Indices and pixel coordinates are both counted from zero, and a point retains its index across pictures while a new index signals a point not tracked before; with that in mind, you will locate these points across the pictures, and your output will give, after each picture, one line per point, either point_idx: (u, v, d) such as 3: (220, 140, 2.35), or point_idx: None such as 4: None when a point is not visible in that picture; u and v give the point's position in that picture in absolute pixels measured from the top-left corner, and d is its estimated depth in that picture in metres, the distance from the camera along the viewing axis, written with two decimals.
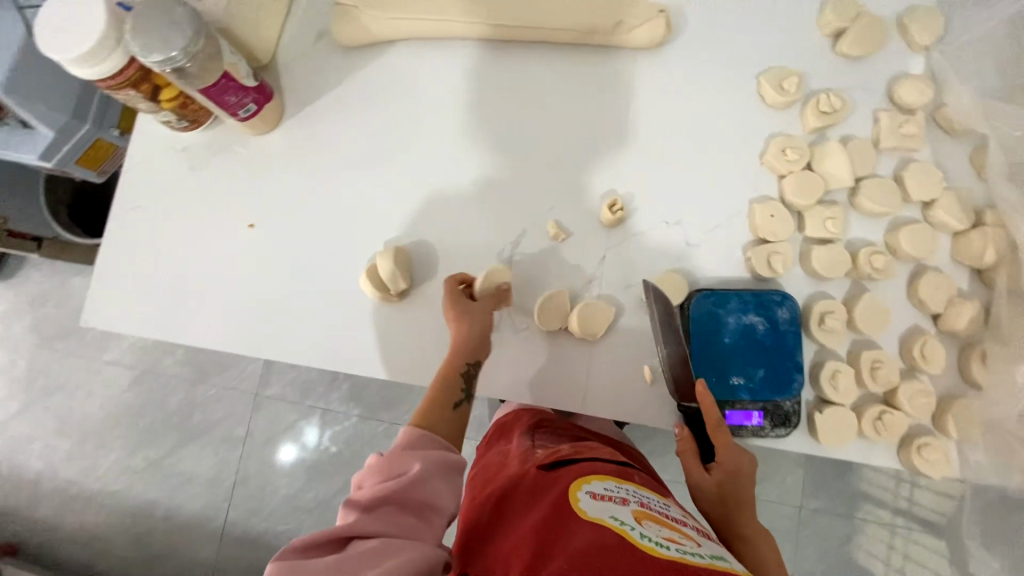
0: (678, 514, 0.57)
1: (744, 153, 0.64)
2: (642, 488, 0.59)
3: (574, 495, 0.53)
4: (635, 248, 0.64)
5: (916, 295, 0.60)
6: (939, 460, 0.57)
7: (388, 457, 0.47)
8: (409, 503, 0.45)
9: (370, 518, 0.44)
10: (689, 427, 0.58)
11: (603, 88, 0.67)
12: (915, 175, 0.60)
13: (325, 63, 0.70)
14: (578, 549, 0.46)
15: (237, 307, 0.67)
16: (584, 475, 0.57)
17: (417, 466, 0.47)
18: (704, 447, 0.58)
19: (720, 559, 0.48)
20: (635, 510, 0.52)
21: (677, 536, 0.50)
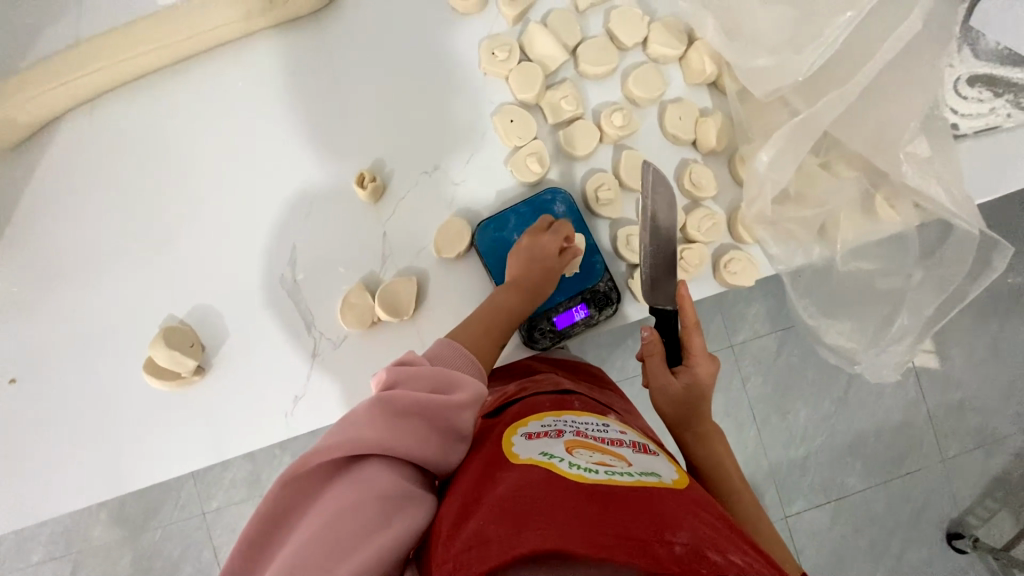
0: (614, 436, 0.51)
1: (463, 72, 0.62)
2: (581, 415, 0.54)
3: (509, 440, 0.49)
4: (408, 212, 0.62)
5: (668, 132, 0.61)
6: (744, 269, 0.60)
7: (436, 372, 0.46)
8: (437, 429, 0.44)
9: (391, 433, 0.41)
10: (660, 331, 0.57)
11: (304, 69, 0.62)
12: (619, 23, 0.60)
13: (1, 174, 0.61)
14: (501, 497, 0.41)
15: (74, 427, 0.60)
16: (522, 419, 0.53)
17: (462, 395, 0.45)
18: (671, 351, 0.58)
19: (650, 475, 0.45)
20: (568, 441, 0.48)
21: (609, 460, 0.46)
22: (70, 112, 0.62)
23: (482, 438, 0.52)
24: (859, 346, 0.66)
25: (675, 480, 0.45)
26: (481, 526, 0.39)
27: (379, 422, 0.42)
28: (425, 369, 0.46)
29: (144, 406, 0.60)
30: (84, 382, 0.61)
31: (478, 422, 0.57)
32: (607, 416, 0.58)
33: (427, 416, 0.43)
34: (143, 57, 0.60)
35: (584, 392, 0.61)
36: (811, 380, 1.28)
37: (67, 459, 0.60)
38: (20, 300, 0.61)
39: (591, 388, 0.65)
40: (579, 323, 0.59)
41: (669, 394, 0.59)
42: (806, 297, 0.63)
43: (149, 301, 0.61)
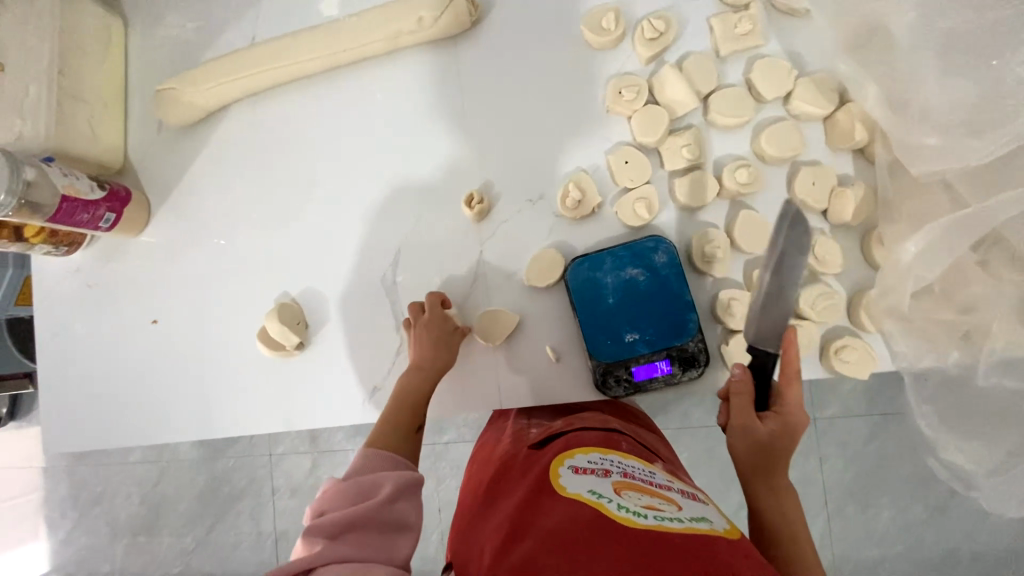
0: (662, 480, 0.51)
1: (586, 107, 0.62)
2: (629, 457, 0.54)
3: (556, 471, 0.51)
4: (506, 237, 0.63)
5: (796, 197, 0.56)
6: (857, 359, 0.54)
7: (360, 480, 0.50)
8: (373, 529, 0.47)
9: (335, 545, 0.45)
10: (754, 374, 0.53)
11: (436, 87, 0.66)
12: (763, 74, 0.57)
13: (173, 148, 0.71)
14: (551, 526, 0.44)
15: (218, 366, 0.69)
16: (569, 449, 0.55)
17: (385, 489, 0.49)
18: (759, 393, 0.54)
19: (700, 521, 0.44)
20: (616, 481, 0.48)
21: (658, 504, 0.46)
22: (237, 102, 0.71)
23: (530, 464, 0.55)
24: (986, 472, 0.57)
25: (727, 529, 0.44)
26: (531, 551, 0.42)
27: (317, 543, 0.45)
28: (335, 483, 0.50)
29: (251, 367, 0.68)
30: (208, 335, 0.70)
31: (524, 450, 0.59)
32: (655, 463, 0.57)
33: (346, 523, 0.46)
34: (303, 60, 0.66)
35: (631, 434, 0.61)
36: (904, 477, 1.13)
37: (201, 393, 0.69)
38: (173, 259, 0.72)
39: (640, 431, 0.64)
40: (659, 378, 0.57)
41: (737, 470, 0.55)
42: (929, 404, 0.56)
43: (270, 277, 0.69)
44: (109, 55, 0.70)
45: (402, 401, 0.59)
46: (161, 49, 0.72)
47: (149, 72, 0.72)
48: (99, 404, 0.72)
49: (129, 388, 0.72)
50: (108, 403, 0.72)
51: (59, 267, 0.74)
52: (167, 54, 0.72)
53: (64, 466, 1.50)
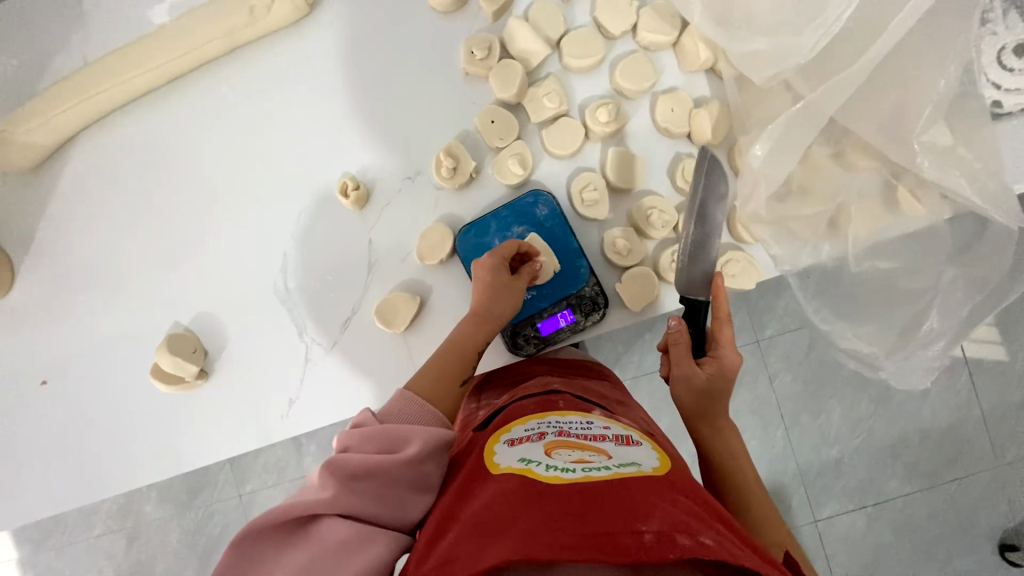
0: (598, 429, 0.49)
1: (445, 74, 0.60)
2: (567, 415, 0.51)
3: (491, 450, 0.47)
4: (393, 220, 0.61)
5: (660, 126, 0.57)
6: (740, 271, 0.56)
7: (383, 428, 0.46)
8: (398, 487, 0.44)
9: (347, 493, 0.42)
10: (688, 321, 0.54)
11: (290, 79, 0.62)
12: (606, 11, 0.57)
13: (25, 194, 0.66)
14: (473, 513, 0.39)
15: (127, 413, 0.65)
16: (506, 423, 0.51)
17: (414, 448, 0.45)
18: (695, 340, 0.55)
19: (629, 464, 0.43)
20: (548, 444, 0.45)
21: (589, 456, 0.43)
22: (86, 131, 0.66)
23: (467, 450, 0.51)
24: (880, 351, 0.61)
25: (655, 468, 0.43)
26: (452, 544, 0.37)
27: (329, 487, 0.42)
28: (370, 429, 0.46)
29: (159, 407, 0.64)
30: (109, 383, 0.65)
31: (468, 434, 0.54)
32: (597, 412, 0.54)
33: (378, 476, 0.43)
34: (144, 75, 0.62)
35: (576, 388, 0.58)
36: (845, 378, 1.19)
37: (110, 444, 0.65)
38: (53, 312, 0.66)
39: (590, 382, 0.61)
40: (564, 329, 0.58)
41: (709, 401, 0.54)
42: (815, 299, 0.59)
43: (160, 310, 0.65)
44: None
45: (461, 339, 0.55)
46: None
47: None
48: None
49: (27, 460, 0.66)
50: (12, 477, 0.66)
51: None
52: None
53: (23, 556, 1.41)
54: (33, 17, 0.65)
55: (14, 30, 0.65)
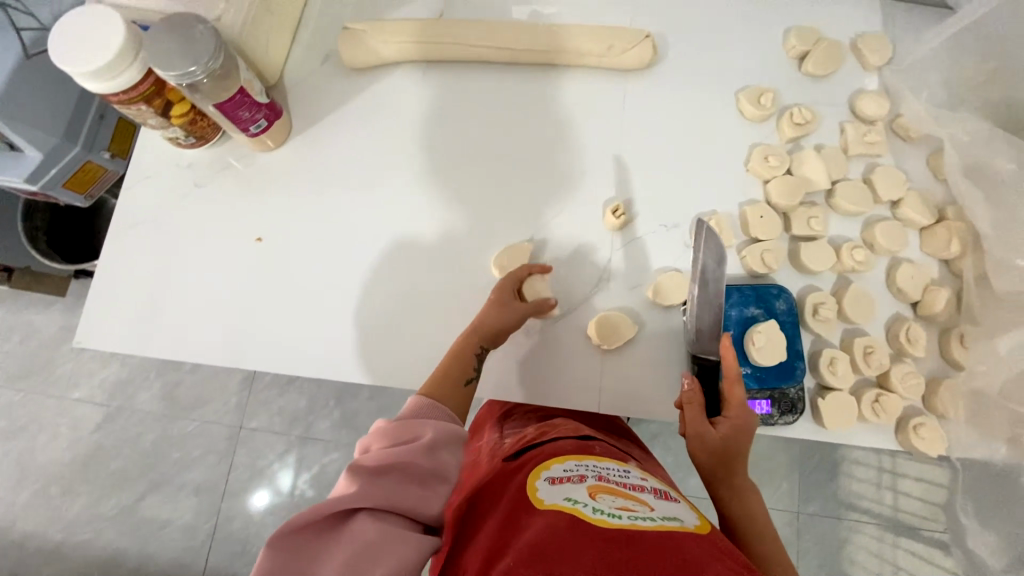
0: (634, 479, 0.52)
1: (730, 162, 0.70)
2: (603, 461, 0.55)
3: (533, 483, 0.50)
4: (636, 251, 0.68)
5: (895, 285, 0.65)
6: (931, 438, 0.61)
7: (400, 424, 0.49)
8: (417, 477, 0.46)
9: (377, 484, 0.44)
10: (701, 381, 0.59)
11: (601, 108, 0.72)
12: (882, 178, 0.67)
13: (332, 82, 0.72)
14: (528, 541, 0.42)
15: (324, 303, 0.67)
16: (545, 462, 0.54)
17: (429, 435, 0.48)
18: (709, 400, 0.59)
19: (672, 519, 0.45)
20: (591, 486, 0.48)
21: (632, 505, 0.46)
22: (408, 63, 0.73)
23: (505, 482, 0.53)
24: None
25: (698, 525, 0.45)
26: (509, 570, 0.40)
27: (358, 482, 0.44)
28: (387, 427, 0.49)
29: (353, 313, 0.67)
30: (316, 269, 0.68)
31: (500, 461, 0.59)
32: (629, 463, 0.58)
33: (400, 464, 0.45)
34: (494, 48, 0.71)
35: (602, 440, 0.64)
36: None
37: (295, 322, 0.67)
38: (299, 186, 0.70)
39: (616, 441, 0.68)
40: (757, 415, 0.61)
41: (729, 472, 0.57)
42: (967, 495, 0.63)
43: (394, 231, 0.69)
44: None
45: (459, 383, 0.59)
46: None
47: (331, 9, 0.75)
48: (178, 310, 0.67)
49: (203, 300, 0.67)
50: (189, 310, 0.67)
51: (169, 157, 0.71)
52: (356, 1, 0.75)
53: None
54: None
55: None
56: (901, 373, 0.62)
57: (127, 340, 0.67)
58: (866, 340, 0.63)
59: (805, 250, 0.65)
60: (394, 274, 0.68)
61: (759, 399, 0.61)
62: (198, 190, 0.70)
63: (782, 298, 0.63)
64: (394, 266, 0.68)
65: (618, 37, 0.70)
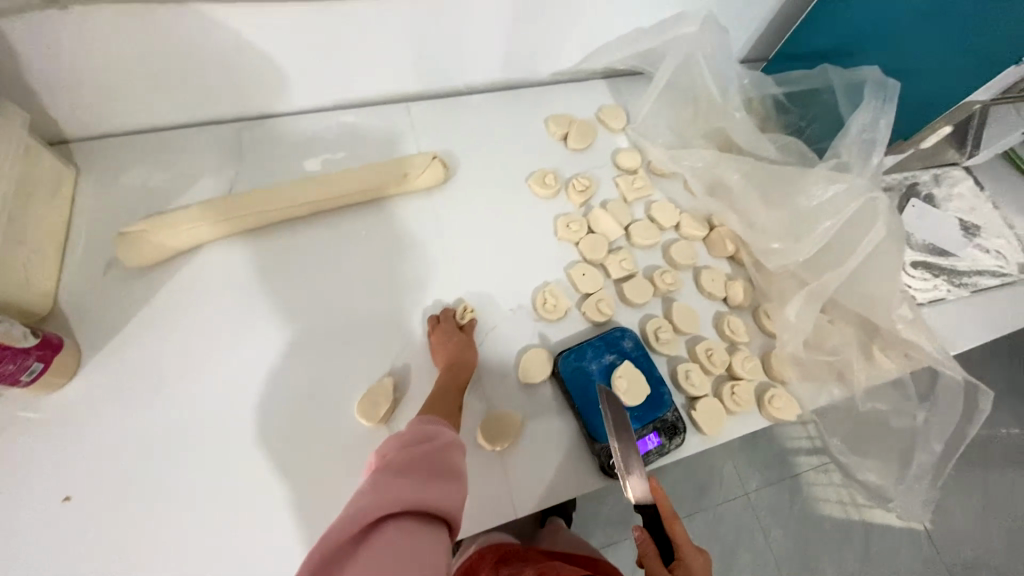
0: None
1: (543, 236, 0.79)
2: None
3: None
4: (494, 343, 0.70)
5: (705, 291, 0.76)
6: (786, 405, 0.69)
7: (421, 427, 0.54)
8: (433, 477, 0.49)
9: (398, 480, 0.47)
10: (651, 530, 0.57)
11: (415, 228, 0.76)
12: (659, 212, 0.81)
13: (122, 290, 0.66)
14: None
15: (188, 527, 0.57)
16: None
17: (444, 442, 0.53)
18: (661, 544, 0.57)
19: None
20: None
21: None
22: (207, 244, 0.71)
23: None
24: (887, 481, 0.73)
25: None
26: None
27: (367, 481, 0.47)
28: (403, 433, 0.53)
29: (223, 529, 0.57)
30: (158, 503, 0.58)
31: None
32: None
33: (422, 462, 0.50)
34: (294, 206, 0.72)
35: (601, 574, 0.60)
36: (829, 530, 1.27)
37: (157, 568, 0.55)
38: (110, 418, 0.60)
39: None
40: (652, 451, 0.64)
41: None
42: (834, 435, 0.73)
43: (243, 421, 0.62)
44: (56, 205, 0.67)
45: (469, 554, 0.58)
46: (121, 198, 0.72)
47: (103, 218, 0.70)
48: None
49: None
50: None
51: None
52: (130, 202, 0.72)
53: None
54: (194, 150, 0.77)
55: (170, 156, 0.76)
56: (740, 360, 0.71)
57: None
58: (705, 344, 0.72)
59: (628, 289, 0.74)
60: (257, 469, 0.60)
61: (646, 435, 0.64)
62: None
63: (627, 336, 0.70)
64: (254, 459, 0.61)
65: (407, 165, 0.76)
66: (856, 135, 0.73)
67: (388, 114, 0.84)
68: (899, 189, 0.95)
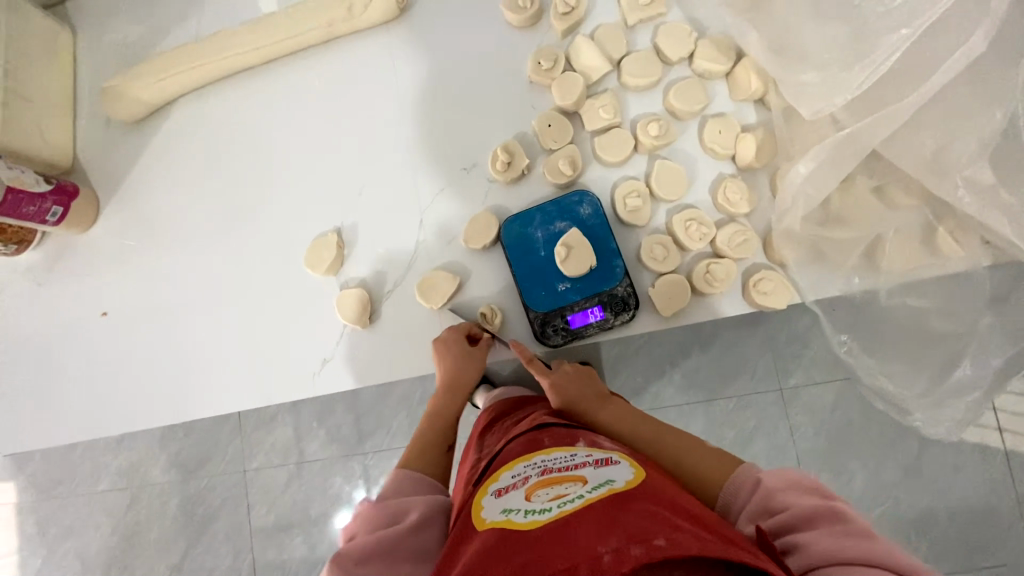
0: (580, 456, 0.47)
1: (511, 80, 0.66)
2: (552, 451, 0.49)
3: (479, 504, 0.45)
4: (444, 204, 0.66)
5: (706, 146, 0.60)
6: (774, 291, 0.57)
7: (381, 508, 0.49)
8: (399, 558, 0.45)
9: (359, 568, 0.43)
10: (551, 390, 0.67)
11: (369, 73, 0.69)
12: (666, 39, 0.62)
13: (121, 144, 0.73)
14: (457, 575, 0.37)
15: (185, 342, 0.69)
16: (496, 473, 0.49)
17: (413, 515, 0.48)
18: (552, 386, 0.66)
19: (603, 486, 0.41)
20: (529, 486, 0.44)
21: (564, 489, 0.42)
22: (183, 98, 0.73)
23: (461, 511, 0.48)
24: (907, 390, 0.60)
25: (628, 481, 0.41)
26: None
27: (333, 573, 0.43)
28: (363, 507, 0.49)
29: (210, 348, 0.68)
30: (162, 321, 0.69)
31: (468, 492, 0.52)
32: (581, 440, 0.51)
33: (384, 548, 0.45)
34: (246, 53, 0.69)
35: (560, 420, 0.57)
36: (871, 436, 1.15)
37: (167, 370, 0.69)
38: (125, 252, 0.71)
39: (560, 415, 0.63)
40: (593, 325, 0.59)
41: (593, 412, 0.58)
42: (843, 332, 0.60)
43: (220, 261, 0.69)
44: (56, 62, 0.73)
45: (435, 419, 0.61)
46: (108, 55, 0.75)
47: (99, 74, 0.75)
48: (63, 395, 0.70)
49: (78, 382, 0.70)
50: (73, 392, 0.70)
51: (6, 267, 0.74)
52: (115, 58, 0.75)
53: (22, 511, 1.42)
54: None
55: (143, 4, 0.75)
56: (728, 235, 0.58)
57: (28, 437, 0.70)
58: (689, 215, 0.59)
59: (601, 144, 0.61)
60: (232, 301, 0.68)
61: (588, 308, 0.59)
62: (40, 286, 0.73)
63: (585, 201, 0.60)
64: (228, 294, 0.68)
65: None
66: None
67: None
68: None
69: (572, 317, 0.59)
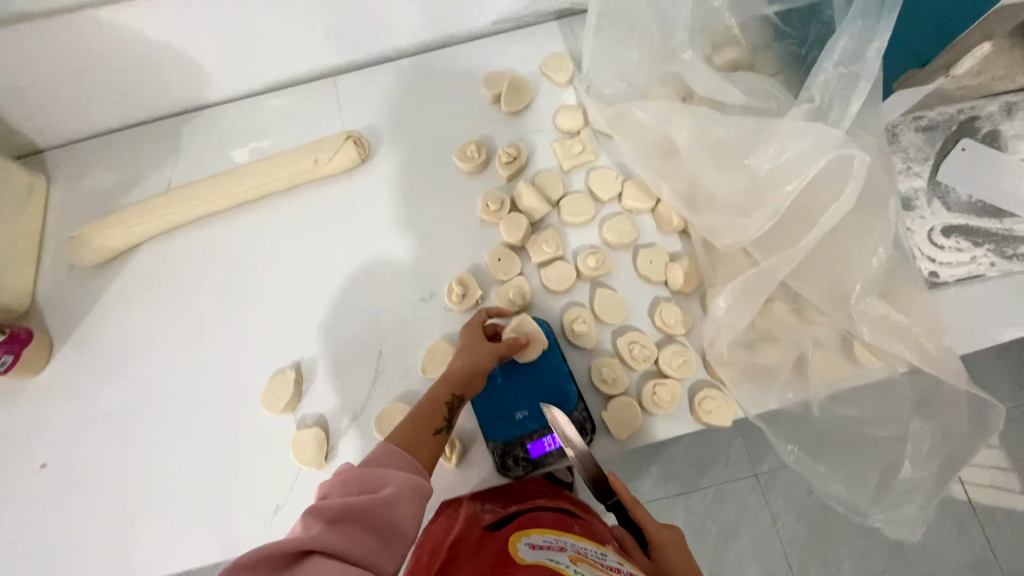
0: (612, 559, 0.51)
1: (464, 218, 0.73)
2: (582, 540, 0.52)
3: (514, 544, 0.50)
4: (402, 334, 0.68)
5: (641, 274, 0.67)
6: (717, 409, 0.60)
7: (363, 471, 0.47)
8: (370, 528, 0.44)
9: (331, 530, 0.43)
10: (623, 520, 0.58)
11: (331, 215, 0.75)
12: (597, 182, 0.71)
13: (83, 285, 0.75)
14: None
15: (129, 494, 0.65)
16: (525, 529, 0.53)
17: (390, 491, 0.46)
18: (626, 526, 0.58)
19: None
20: (571, 555, 0.48)
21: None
22: (150, 241, 0.76)
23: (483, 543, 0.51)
24: (860, 498, 0.61)
25: None
26: None
27: (309, 528, 0.42)
28: (351, 470, 0.47)
29: (155, 498, 0.64)
30: (106, 472, 0.66)
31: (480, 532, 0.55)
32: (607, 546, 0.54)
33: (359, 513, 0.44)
34: (217, 198, 0.74)
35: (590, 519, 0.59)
36: (852, 523, 1.13)
37: (105, 527, 0.64)
38: (75, 396, 0.70)
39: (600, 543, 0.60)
40: (552, 453, 0.59)
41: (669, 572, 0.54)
42: (789, 442, 0.62)
43: (175, 403, 0.68)
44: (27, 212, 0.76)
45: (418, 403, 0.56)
46: (82, 201, 0.79)
47: (68, 220, 0.78)
48: None
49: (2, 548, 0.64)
50: None
51: None
52: (87, 204, 0.79)
53: None
54: (138, 149, 0.81)
55: (120, 157, 0.81)
56: (668, 356, 0.62)
57: None
58: (633, 338, 0.63)
59: (546, 274, 0.67)
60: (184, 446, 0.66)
61: (546, 436, 0.59)
62: None
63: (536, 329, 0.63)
64: (181, 437, 0.67)
65: (321, 150, 0.74)
66: (830, 61, 0.53)
67: (313, 94, 0.81)
68: (942, 130, 0.72)
69: (531, 445, 0.59)
